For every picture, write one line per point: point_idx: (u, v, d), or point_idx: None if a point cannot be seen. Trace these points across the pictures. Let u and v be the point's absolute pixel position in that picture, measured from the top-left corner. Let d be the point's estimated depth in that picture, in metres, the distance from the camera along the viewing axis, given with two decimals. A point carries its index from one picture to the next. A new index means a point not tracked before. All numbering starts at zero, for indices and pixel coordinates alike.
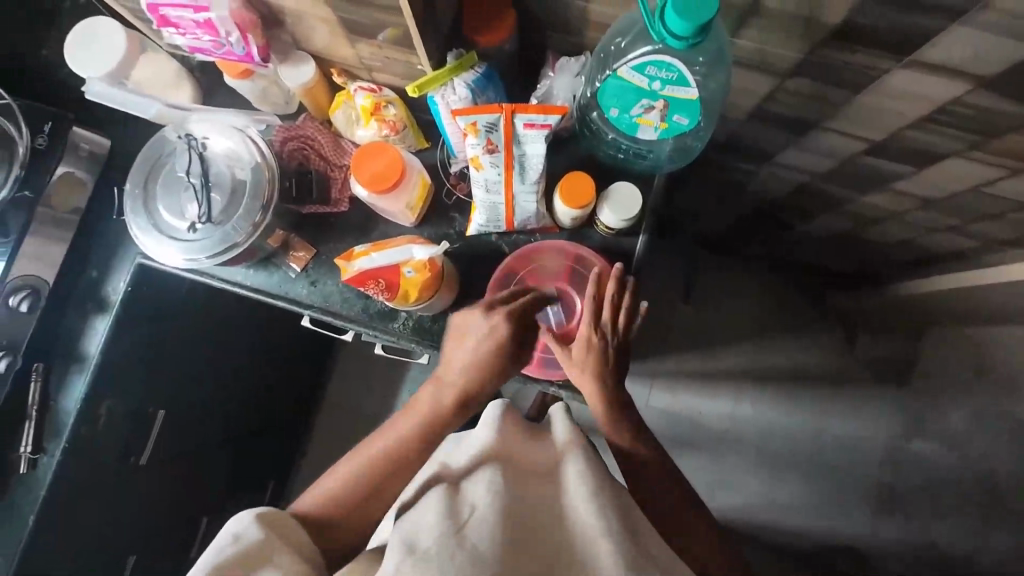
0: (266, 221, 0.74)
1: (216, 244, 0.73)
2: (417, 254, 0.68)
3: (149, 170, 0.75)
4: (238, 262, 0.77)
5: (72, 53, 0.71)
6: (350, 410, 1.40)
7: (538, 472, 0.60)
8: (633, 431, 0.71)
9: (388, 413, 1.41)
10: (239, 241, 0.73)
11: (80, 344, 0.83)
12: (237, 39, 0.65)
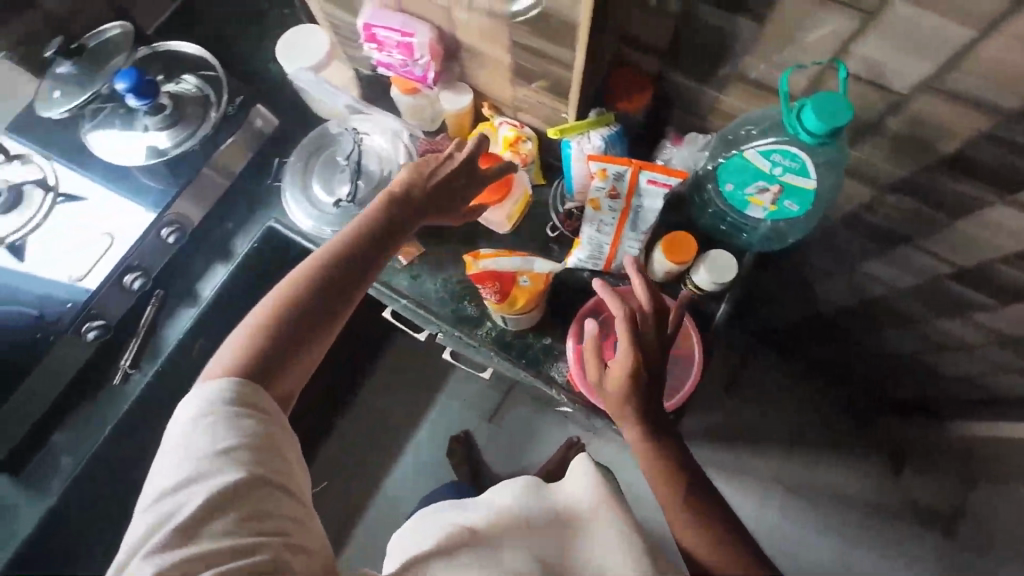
0: None
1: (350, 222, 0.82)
2: (537, 267, 0.76)
3: (314, 150, 0.87)
4: None
5: (282, 49, 0.86)
6: (378, 415, 1.42)
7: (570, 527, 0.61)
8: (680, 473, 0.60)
9: (414, 428, 1.41)
10: None
11: (197, 284, 0.93)
12: (425, 62, 0.79)
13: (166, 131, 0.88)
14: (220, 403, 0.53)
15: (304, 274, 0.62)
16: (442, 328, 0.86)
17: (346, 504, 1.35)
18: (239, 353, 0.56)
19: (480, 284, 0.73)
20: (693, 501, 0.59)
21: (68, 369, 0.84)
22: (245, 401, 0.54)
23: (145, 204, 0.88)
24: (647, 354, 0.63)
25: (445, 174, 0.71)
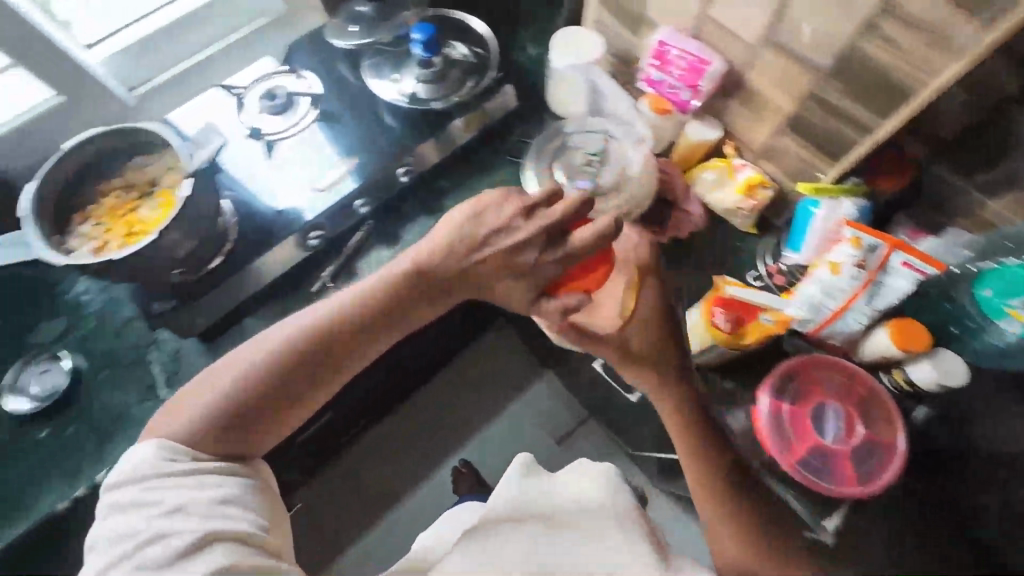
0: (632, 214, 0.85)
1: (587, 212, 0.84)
2: (785, 309, 0.78)
3: (549, 140, 0.92)
4: None
5: (558, 40, 0.92)
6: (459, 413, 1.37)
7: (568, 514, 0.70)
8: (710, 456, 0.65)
9: (491, 435, 1.36)
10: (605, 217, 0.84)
11: (396, 227, 0.93)
12: (700, 90, 0.83)
13: (429, 86, 0.95)
14: (167, 459, 0.53)
15: (317, 331, 0.61)
16: None
17: (411, 484, 1.31)
18: (221, 402, 0.57)
19: (718, 308, 0.77)
20: (718, 482, 0.64)
21: (277, 265, 0.88)
22: (195, 448, 0.55)
23: (390, 141, 0.95)
24: (674, 333, 0.67)
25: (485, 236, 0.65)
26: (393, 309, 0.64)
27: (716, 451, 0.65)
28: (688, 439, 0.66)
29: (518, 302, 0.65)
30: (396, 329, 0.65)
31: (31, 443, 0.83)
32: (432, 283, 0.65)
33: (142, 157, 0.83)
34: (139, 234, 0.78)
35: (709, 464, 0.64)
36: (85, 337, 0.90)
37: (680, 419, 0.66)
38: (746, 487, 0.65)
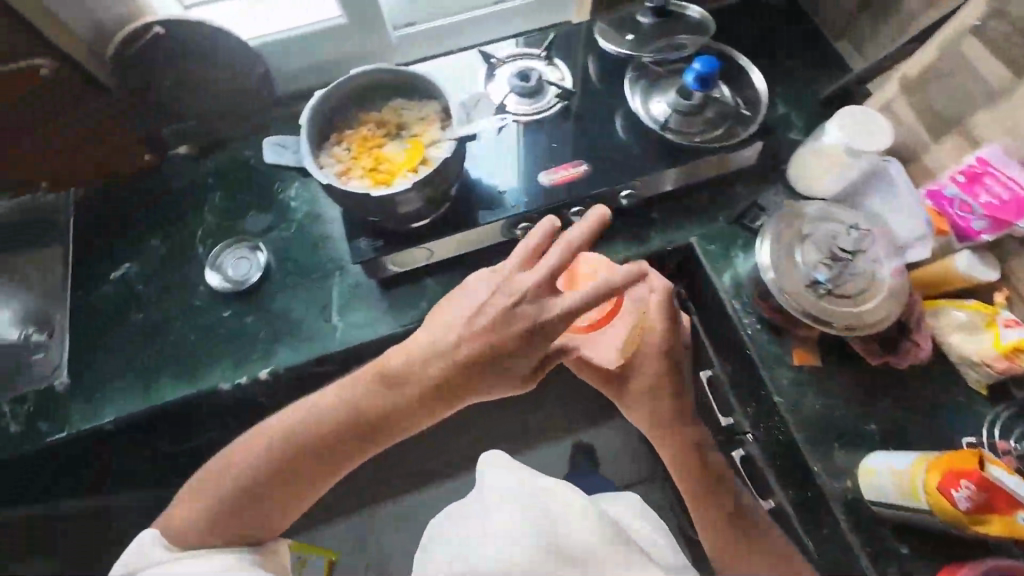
0: (865, 329, 0.77)
1: (816, 309, 0.77)
2: None
3: (795, 216, 0.83)
4: (777, 321, 0.85)
5: (852, 113, 0.84)
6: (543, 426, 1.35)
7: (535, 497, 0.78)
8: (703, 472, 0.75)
9: None
10: (832, 322, 0.77)
11: (595, 243, 0.94)
12: (1005, 227, 0.76)
13: (679, 116, 0.91)
14: (162, 553, 0.58)
15: (229, 488, 0.58)
16: (797, 444, 0.81)
17: None
18: (206, 506, 0.58)
19: (953, 479, 0.65)
20: (711, 488, 0.74)
21: (476, 240, 0.88)
22: (173, 546, 0.58)
23: (625, 157, 0.90)
24: (676, 366, 0.75)
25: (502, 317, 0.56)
26: (381, 427, 0.58)
27: (700, 460, 0.75)
28: (672, 443, 0.75)
29: (526, 374, 0.59)
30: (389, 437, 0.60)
31: (216, 318, 0.90)
32: (403, 403, 0.58)
33: (402, 98, 0.85)
34: (381, 172, 0.80)
35: (705, 479, 0.75)
36: (284, 239, 0.96)
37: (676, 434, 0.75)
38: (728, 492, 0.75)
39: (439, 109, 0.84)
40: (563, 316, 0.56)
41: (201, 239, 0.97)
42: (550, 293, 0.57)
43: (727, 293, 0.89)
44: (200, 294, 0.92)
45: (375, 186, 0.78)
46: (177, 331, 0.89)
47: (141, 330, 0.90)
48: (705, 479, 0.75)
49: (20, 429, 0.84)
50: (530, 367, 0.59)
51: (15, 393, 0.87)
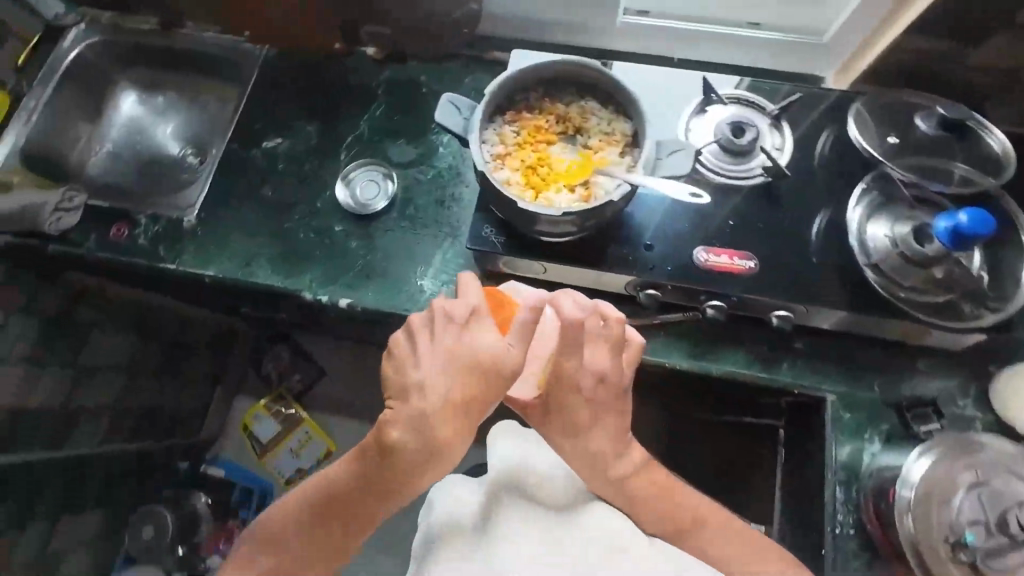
0: None
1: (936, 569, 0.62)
2: None
3: (987, 457, 0.65)
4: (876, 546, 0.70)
5: None
6: None
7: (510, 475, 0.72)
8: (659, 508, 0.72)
9: None
10: None
11: (717, 342, 0.81)
12: None
13: (903, 257, 0.72)
14: None
15: (270, 543, 0.65)
16: None
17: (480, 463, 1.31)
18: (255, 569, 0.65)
19: None
20: (678, 518, 0.72)
21: (597, 281, 0.80)
22: None
23: (805, 275, 0.75)
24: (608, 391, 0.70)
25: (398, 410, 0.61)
26: (385, 483, 0.63)
27: (644, 484, 0.72)
28: (616, 481, 0.71)
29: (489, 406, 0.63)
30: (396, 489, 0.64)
31: (329, 229, 0.92)
32: (393, 468, 0.62)
33: (595, 103, 0.76)
34: (536, 173, 0.72)
35: (656, 511, 0.72)
36: (418, 182, 0.94)
37: (613, 475, 0.71)
38: (690, 525, 0.72)
39: (628, 134, 0.73)
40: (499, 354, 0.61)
41: (348, 146, 0.97)
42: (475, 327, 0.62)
43: (837, 476, 0.74)
44: (326, 199, 0.94)
45: (523, 188, 0.71)
46: (293, 223, 0.93)
47: (266, 206, 0.94)
48: (655, 511, 0.72)
49: (144, 244, 0.93)
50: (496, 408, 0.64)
51: (154, 210, 0.96)
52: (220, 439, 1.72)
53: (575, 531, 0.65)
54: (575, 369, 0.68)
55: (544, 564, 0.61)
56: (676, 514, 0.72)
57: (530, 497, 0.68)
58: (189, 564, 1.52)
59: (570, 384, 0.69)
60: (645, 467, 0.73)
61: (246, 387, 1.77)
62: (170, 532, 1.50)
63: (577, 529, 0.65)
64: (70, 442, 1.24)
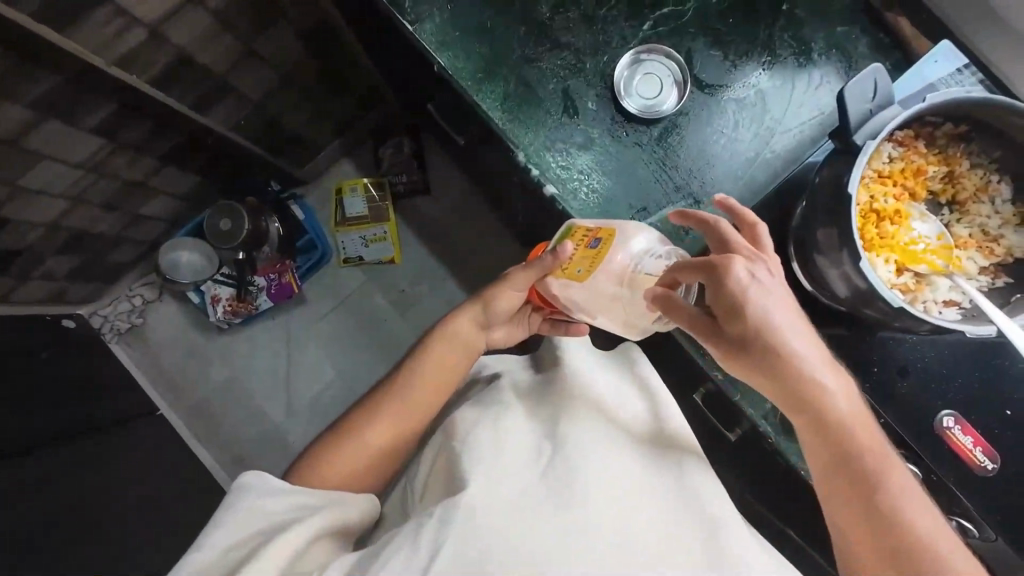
0: None
1: None
2: None
3: None
4: None
5: None
6: None
7: (571, 396, 0.66)
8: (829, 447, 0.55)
9: None
10: None
11: None
12: None
13: None
14: (271, 498, 0.61)
15: (360, 406, 0.76)
16: None
17: None
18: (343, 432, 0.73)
19: None
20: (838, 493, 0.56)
21: None
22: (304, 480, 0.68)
23: None
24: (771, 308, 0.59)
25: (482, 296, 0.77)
26: (452, 361, 0.75)
27: (825, 416, 0.55)
28: (791, 390, 0.55)
29: (558, 330, 0.78)
30: (460, 363, 0.77)
31: (581, 99, 0.77)
32: (464, 348, 0.77)
33: (1006, 189, 0.56)
34: (877, 223, 0.56)
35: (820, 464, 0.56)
36: (701, 115, 0.76)
37: (787, 384, 0.54)
38: (847, 498, 0.55)
39: (1012, 254, 0.55)
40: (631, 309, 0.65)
41: (659, 18, 0.77)
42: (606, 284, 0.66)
43: None
44: (597, 63, 0.77)
45: (857, 231, 0.55)
46: (549, 65, 0.77)
47: (534, 25, 0.77)
48: (826, 449, 0.55)
49: None
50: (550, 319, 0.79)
51: None
52: (312, 183, 1.72)
53: (661, 486, 0.58)
54: (750, 315, 0.53)
55: (609, 476, 0.57)
56: (848, 472, 0.54)
57: (611, 417, 0.64)
58: (241, 269, 1.59)
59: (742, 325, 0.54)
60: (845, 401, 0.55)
61: (358, 154, 1.72)
62: (243, 233, 1.49)
63: (666, 485, 0.58)
64: (209, 112, 1.23)
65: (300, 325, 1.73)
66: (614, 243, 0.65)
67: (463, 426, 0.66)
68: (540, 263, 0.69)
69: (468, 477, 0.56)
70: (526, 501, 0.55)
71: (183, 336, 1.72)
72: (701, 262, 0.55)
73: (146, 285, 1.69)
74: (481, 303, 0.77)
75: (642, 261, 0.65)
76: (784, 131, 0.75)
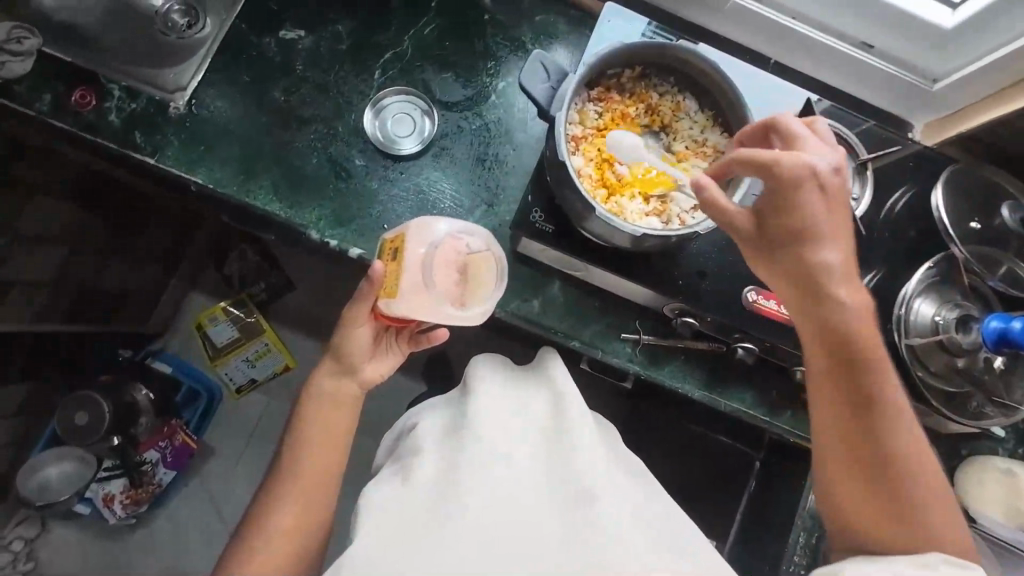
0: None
1: None
2: None
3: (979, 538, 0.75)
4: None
5: None
6: None
7: (468, 411, 0.61)
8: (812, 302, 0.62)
9: None
10: None
11: (733, 378, 0.79)
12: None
13: (942, 330, 0.72)
14: None
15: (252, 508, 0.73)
16: None
17: None
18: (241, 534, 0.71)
19: None
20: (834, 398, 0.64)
21: (632, 290, 0.76)
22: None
23: None
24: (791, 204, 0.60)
25: (337, 345, 0.71)
26: (327, 424, 0.71)
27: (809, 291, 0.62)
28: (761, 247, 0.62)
29: (425, 342, 0.75)
30: (342, 418, 0.72)
31: (348, 160, 0.79)
32: (338, 401, 0.72)
33: (693, 103, 0.67)
34: (611, 170, 0.65)
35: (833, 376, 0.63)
36: (460, 131, 0.82)
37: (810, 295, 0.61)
38: (885, 411, 0.62)
39: (720, 150, 0.66)
40: (454, 298, 0.66)
41: (385, 63, 0.82)
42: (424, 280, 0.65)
43: (804, 524, 0.77)
44: (347, 123, 0.80)
45: (597, 183, 0.63)
46: (305, 143, 0.79)
47: (274, 113, 0.79)
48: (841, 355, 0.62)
49: (116, 123, 0.77)
50: (414, 339, 0.75)
51: (129, 84, 0.78)
52: (168, 331, 1.47)
53: (557, 484, 0.55)
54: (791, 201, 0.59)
55: (503, 488, 0.54)
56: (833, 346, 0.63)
57: (509, 420, 0.60)
58: (122, 454, 1.33)
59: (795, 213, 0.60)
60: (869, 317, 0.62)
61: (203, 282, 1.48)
62: (105, 423, 1.29)
63: (554, 480, 0.55)
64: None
65: (219, 479, 1.45)
66: (408, 241, 0.65)
67: (370, 485, 0.60)
68: (358, 292, 0.67)
69: (362, 528, 0.54)
70: (413, 523, 0.53)
71: (92, 557, 1.40)
72: (768, 154, 0.58)
73: (20, 524, 1.37)
74: (333, 354, 0.72)
75: (450, 246, 0.67)
76: (533, 117, 0.82)
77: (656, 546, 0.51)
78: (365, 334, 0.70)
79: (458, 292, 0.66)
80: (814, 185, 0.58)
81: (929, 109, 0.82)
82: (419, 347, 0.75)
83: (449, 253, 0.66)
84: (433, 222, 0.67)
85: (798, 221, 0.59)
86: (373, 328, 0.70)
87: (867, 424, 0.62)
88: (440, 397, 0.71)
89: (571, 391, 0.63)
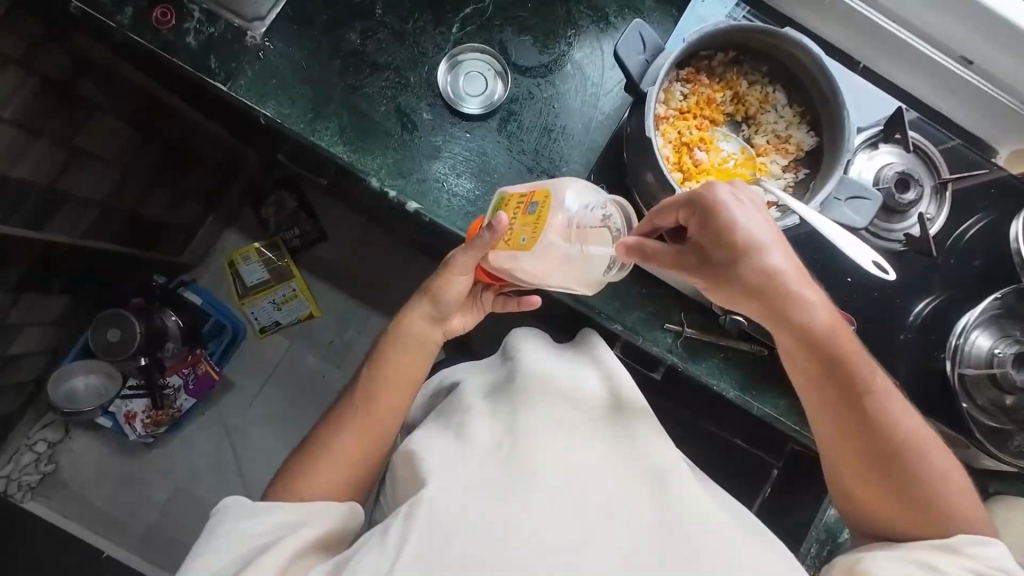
0: None
1: None
2: None
3: None
4: None
5: None
6: None
7: (531, 376, 0.62)
8: (800, 335, 0.61)
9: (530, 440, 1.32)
10: None
11: (769, 384, 0.79)
12: None
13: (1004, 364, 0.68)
14: (244, 514, 0.59)
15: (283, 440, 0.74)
16: None
17: None
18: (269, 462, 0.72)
19: None
20: (824, 404, 0.63)
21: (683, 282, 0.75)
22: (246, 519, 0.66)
23: (878, 352, 0.74)
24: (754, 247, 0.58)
25: (436, 288, 0.70)
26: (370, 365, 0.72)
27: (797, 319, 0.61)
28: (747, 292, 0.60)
29: (511, 306, 0.76)
30: (421, 363, 0.72)
31: (415, 113, 0.78)
32: (421, 343, 0.72)
33: (782, 96, 0.65)
34: (689, 155, 0.64)
35: (811, 376, 0.63)
36: (531, 97, 0.80)
37: (768, 307, 0.60)
38: (887, 442, 0.61)
39: (802, 148, 0.65)
40: (579, 277, 0.62)
41: (464, 18, 0.80)
42: (558, 249, 0.61)
43: (819, 535, 0.84)
44: (419, 74, 0.79)
45: (673, 166, 0.62)
46: (375, 89, 0.78)
47: (348, 55, 0.79)
48: (806, 352, 0.62)
49: (192, 46, 0.77)
50: (503, 299, 0.76)
51: (210, 8, 0.77)
52: (201, 263, 1.47)
53: (619, 452, 0.56)
54: (745, 244, 0.58)
55: (567, 451, 0.54)
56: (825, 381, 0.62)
57: (571, 391, 0.61)
58: (146, 375, 1.34)
59: (755, 257, 0.58)
60: (822, 306, 0.61)
61: (240, 221, 1.48)
62: (134, 345, 1.27)
63: (616, 448, 0.56)
64: (46, 224, 1.07)
65: (235, 413, 1.48)
66: (550, 204, 0.61)
67: (422, 437, 0.61)
68: (478, 241, 0.64)
69: (426, 475, 0.54)
70: (479, 476, 0.53)
71: (108, 469, 1.44)
72: (684, 198, 0.58)
73: (46, 427, 1.41)
74: (429, 296, 0.71)
75: (592, 220, 0.61)
76: (607, 92, 0.80)
77: (725, 526, 0.52)
78: (464, 285, 0.70)
79: (578, 274, 0.62)
80: (721, 216, 0.57)
81: (1018, 137, 0.78)
82: (502, 308, 0.76)
83: (585, 228, 0.61)
84: (578, 190, 0.62)
85: (740, 266, 0.58)
86: (472, 281, 0.70)
87: (891, 454, 0.61)
88: (486, 365, 0.72)
89: (627, 376, 0.64)
